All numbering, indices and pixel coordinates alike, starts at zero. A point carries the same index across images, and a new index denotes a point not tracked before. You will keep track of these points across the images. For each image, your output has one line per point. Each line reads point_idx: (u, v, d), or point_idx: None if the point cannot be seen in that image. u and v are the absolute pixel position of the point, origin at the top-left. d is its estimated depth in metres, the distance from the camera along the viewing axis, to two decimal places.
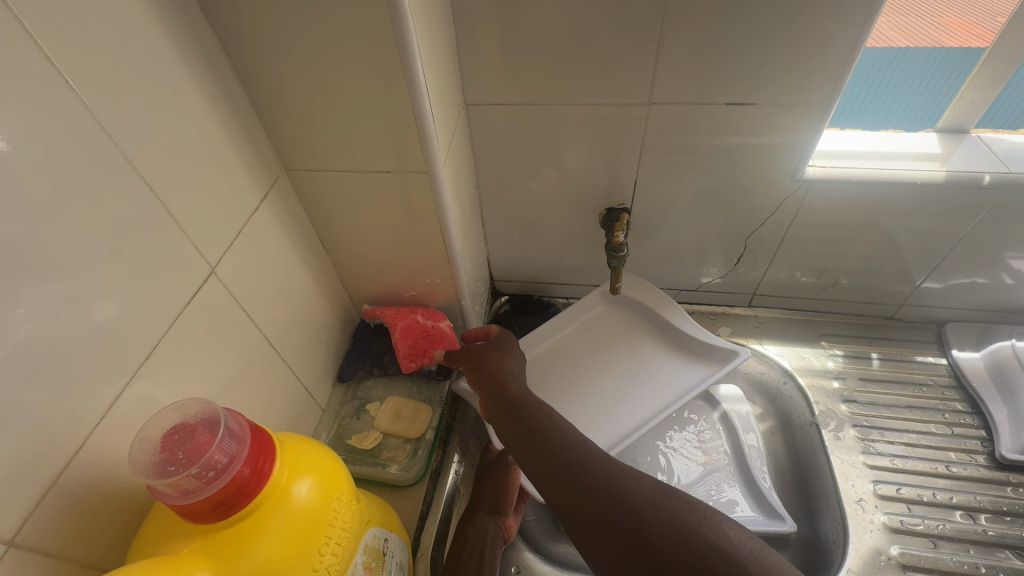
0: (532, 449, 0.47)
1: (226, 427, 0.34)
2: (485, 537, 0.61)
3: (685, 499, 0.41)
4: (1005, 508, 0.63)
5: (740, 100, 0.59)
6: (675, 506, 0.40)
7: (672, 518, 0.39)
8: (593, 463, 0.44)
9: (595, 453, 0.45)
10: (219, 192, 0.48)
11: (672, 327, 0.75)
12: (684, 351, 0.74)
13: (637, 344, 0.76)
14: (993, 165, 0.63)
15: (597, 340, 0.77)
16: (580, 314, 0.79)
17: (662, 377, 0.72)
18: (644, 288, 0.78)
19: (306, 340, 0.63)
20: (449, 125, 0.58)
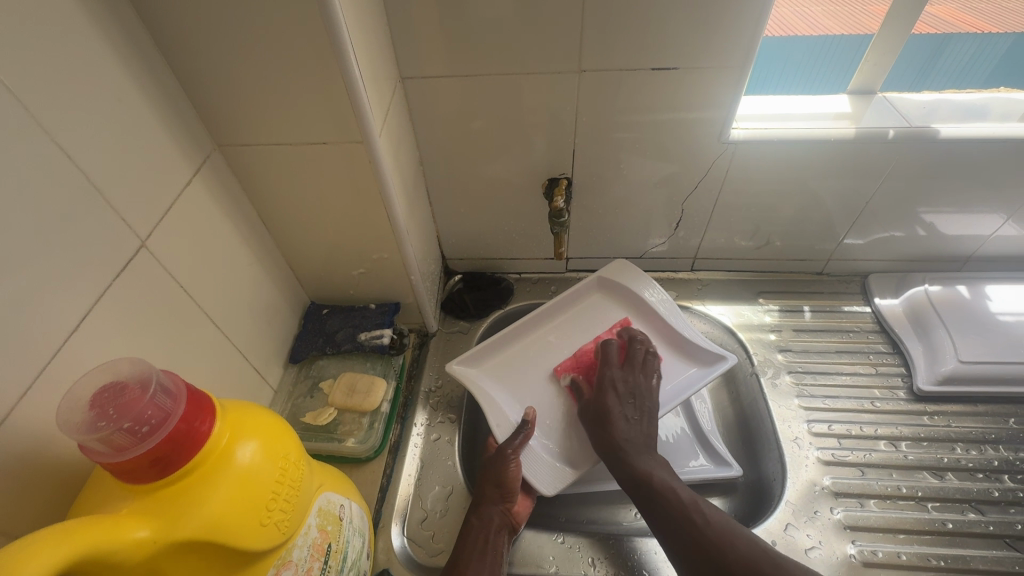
0: (639, 493, 0.57)
1: (159, 384, 0.35)
2: (490, 527, 0.59)
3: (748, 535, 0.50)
4: (922, 434, 0.69)
5: (666, 65, 0.62)
6: (743, 539, 0.49)
7: (748, 553, 0.48)
8: (676, 508, 0.54)
9: (682, 499, 0.54)
10: (146, 164, 0.46)
11: (667, 324, 0.74)
12: (676, 347, 0.73)
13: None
14: (896, 121, 0.68)
15: (588, 335, 0.76)
16: (575, 305, 0.79)
17: (656, 372, 0.71)
18: (638, 280, 0.78)
19: (251, 321, 0.62)
20: (384, 96, 0.59)
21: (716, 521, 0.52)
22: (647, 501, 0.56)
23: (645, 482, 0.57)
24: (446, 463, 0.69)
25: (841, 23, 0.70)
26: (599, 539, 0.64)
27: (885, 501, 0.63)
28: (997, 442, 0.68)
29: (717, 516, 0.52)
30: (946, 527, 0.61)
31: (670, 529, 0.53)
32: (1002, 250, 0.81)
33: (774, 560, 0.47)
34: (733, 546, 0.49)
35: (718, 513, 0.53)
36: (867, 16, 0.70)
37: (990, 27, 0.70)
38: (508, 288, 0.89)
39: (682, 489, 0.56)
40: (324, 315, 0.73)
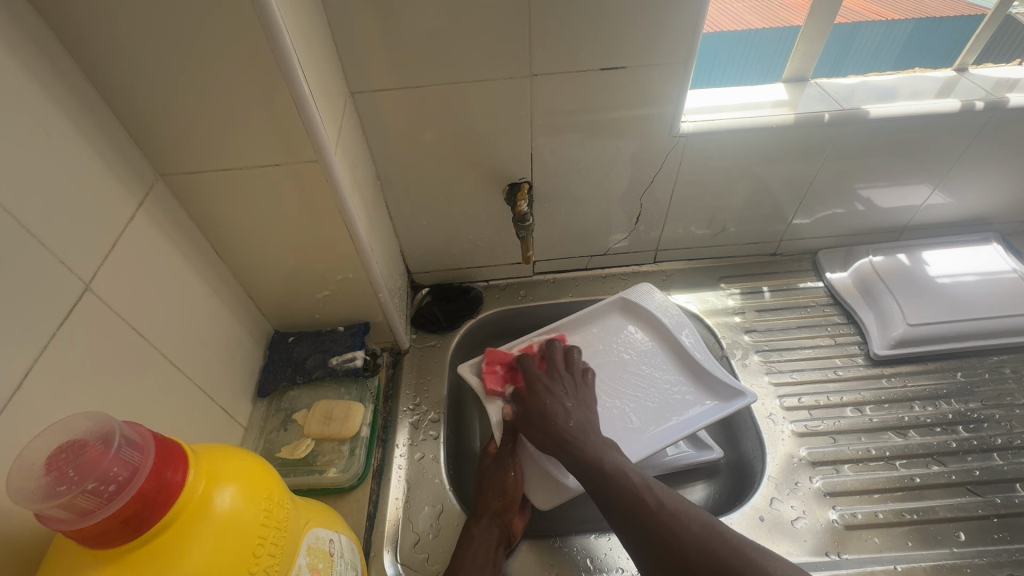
0: (590, 477, 0.57)
1: (124, 438, 0.32)
2: (490, 541, 0.59)
3: (700, 518, 0.51)
4: (883, 397, 0.73)
5: (615, 64, 0.63)
6: (695, 524, 0.50)
7: (703, 541, 0.48)
8: (627, 492, 0.54)
9: (634, 482, 0.54)
10: (84, 202, 0.43)
11: (690, 357, 0.74)
12: (695, 377, 0.73)
13: (645, 365, 0.75)
14: (830, 105, 0.72)
15: (615, 361, 0.76)
16: (598, 322, 0.80)
17: (677, 404, 0.71)
18: (664, 306, 0.79)
19: (212, 358, 0.58)
20: (336, 113, 0.57)
21: (669, 503, 0.52)
22: (596, 483, 0.56)
23: (595, 465, 0.57)
24: (434, 481, 0.67)
25: (761, 17, 0.73)
26: (594, 538, 0.64)
27: (859, 465, 0.66)
28: (949, 396, 0.72)
29: (670, 498, 0.53)
30: (915, 482, 0.64)
31: (623, 513, 0.53)
32: (931, 218, 0.87)
33: (727, 539, 0.48)
34: (689, 529, 0.49)
35: (671, 494, 0.54)
36: (785, 10, 0.74)
37: (892, 14, 0.76)
38: (477, 296, 0.88)
39: (635, 472, 0.56)
40: (290, 343, 0.70)
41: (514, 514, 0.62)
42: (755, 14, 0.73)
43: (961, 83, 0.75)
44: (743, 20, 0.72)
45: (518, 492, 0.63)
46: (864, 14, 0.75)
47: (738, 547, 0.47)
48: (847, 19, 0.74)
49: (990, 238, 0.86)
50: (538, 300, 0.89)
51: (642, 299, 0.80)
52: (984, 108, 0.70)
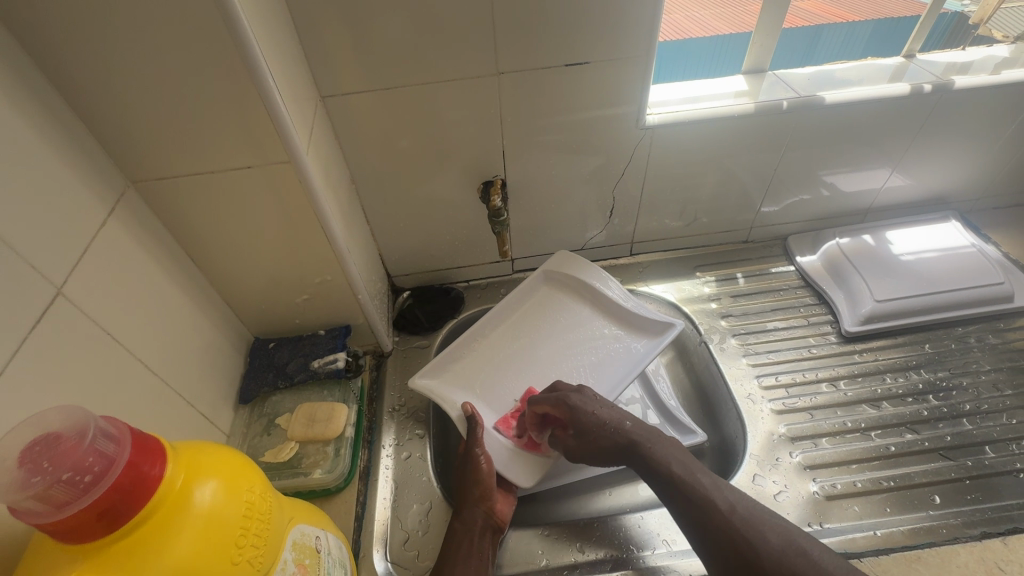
0: (659, 478, 0.58)
1: (98, 429, 0.32)
2: (473, 532, 0.59)
3: (778, 529, 0.50)
4: (856, 371, 0.75)
5: (578, 60, 0.65)
6: (768, 534, 0.50)
7: (785, 553, 0.48)
8: (700, 497, 0.54)
9: (705, 486, 0.55)
10: (53, 206, 0.43)
11: (616, 307, 0.79)
12: (625, 325, 0.78)
13: (578, 326, 0.79)
14: (787, 93, 0.75)
15: (546, 328, 0.79)
16: (528, 301, 0.82)
17: (614, 352, 0.75)
18: (585, 269, 0.82)
19: (191, 365, 0.58)
20: (307, 115, 0.58)
21: (741, 508, 0.53)
22: (670, 486, 0.57)
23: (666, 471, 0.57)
24: (422, 479, 0.67)
25: (728, 24, 0.79)
26: (584, 525, 0.65)
27: (837, 438, 0.68)
28: (918, 367, 0.75)
29: (742, 501, 0.53)
30: (890, 450, 0.66)
31: (696, 523, 0.53)
32: (892, 199, 0.90)
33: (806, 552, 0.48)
34: (768, 542, 0.49)
35: (742, 497, 0.54)
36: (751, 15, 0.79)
37: (850, 15, 0.82)
38: (458, 296, 0.89)
39: (702, 475, 0.56)
40: (271, 349, 0.70)
41: (494, 500, 0.62)
42: (721, 21, 0.79)
43: (911, 69, 0.79)
44: (710, 26, 0.79)
45: (490, 478, 0.63)
46: (823, 16, 0.82)
47: (817, 561, 0.47)
48: (810, 21, 0.81)
49: (948, 216, 0.90)
50: None
51: (573, 267, 0.82)
52: (932, 90, 0.74)
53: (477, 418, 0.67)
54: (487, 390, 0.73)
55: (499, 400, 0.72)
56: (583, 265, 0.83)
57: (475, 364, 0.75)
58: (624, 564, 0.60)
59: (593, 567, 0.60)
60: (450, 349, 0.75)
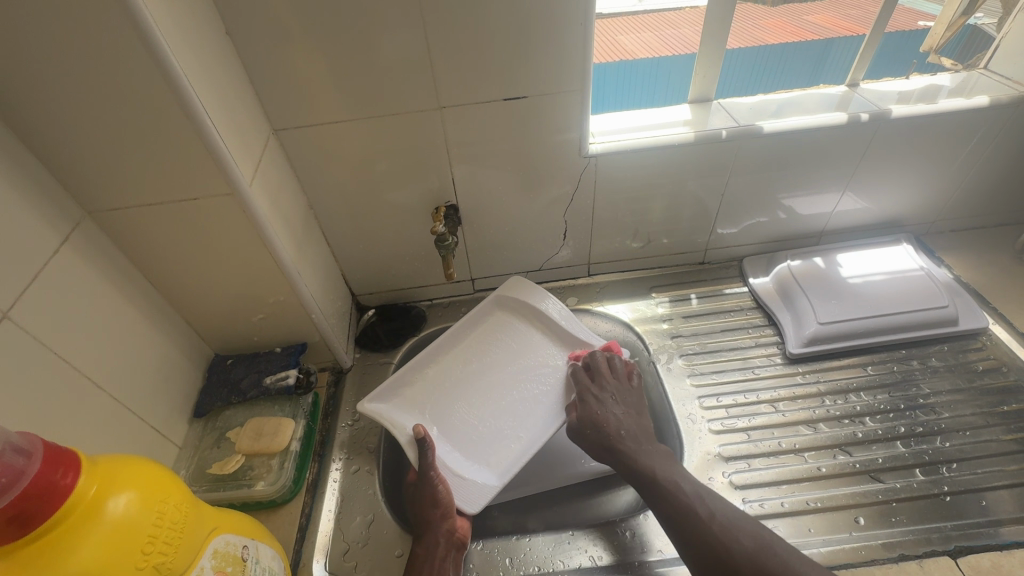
0: (648, 482, 0.62)
1: (12, 443, 0.36)
2: (435, 555, 0.61)
3: (751, 533, 0.56)
4: (797, 392, 0.76)
5: (516, 94, 0.69)
6: (744, 538, 0.55)
7: (761, 555, 0.54)
8: (680, 504, 0.59)
9: (687, 491, 0.60)
10: (5, 239, 0.47)
11: (571, 337, 0.80)
12: (578, 357, 0.79)
13: (529, 354, 0.80)
14: (728, 123, 0.78)
15: (502, 356, 0.80)
16: (483, 327, 0.84)
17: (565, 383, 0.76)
18: (541, 297, 0.84)
19: (144, 381, 0.62)
20: (255, 149, 0.62)
21: (719, 514, 0.58)
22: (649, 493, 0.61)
23: (648, 479, 0.62)
24: (368, 492, 0.70)
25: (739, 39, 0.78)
26: (514, 541, 0.68)
27: (770, 458, 0.69)
28: (858, 389, 0.76)
29: (721, 510, 0.58)
30: (821, 472, 0.67)
31: (672, 522, 0.59)
32: (846, 222, 0.92)
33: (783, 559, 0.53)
34: (741, 546, 0.55)
35: (722, 505, 0.59)
36: (761, 31, 0.80)
37: (862, 30, 0.80)
38: (418, 315, 0.92)
39: (686, 483, 0.61)
40: (228, 365, 0.74)
41: (455, 519, 0.63)
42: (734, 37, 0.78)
43: (854, 98, 0.81)
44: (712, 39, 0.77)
45: (449, 500, 0.63)
46: (836, 30, 0.81)
47: (786, 560, 0.53)
48: (819, 35, 0.81)
49: (901, 238, 0.92)
50: None
51: (532, 297, 0.84)
52: (869, 119, 0.76)
53: (429, 440, 0.65)
54: (434, 413, 0.74)
55: (446, 423, 0.73)
56: (543, 294, 0.84)
57: (429, 387, 0.76)
58: None
59: None
60: (402, 371, 0.77)
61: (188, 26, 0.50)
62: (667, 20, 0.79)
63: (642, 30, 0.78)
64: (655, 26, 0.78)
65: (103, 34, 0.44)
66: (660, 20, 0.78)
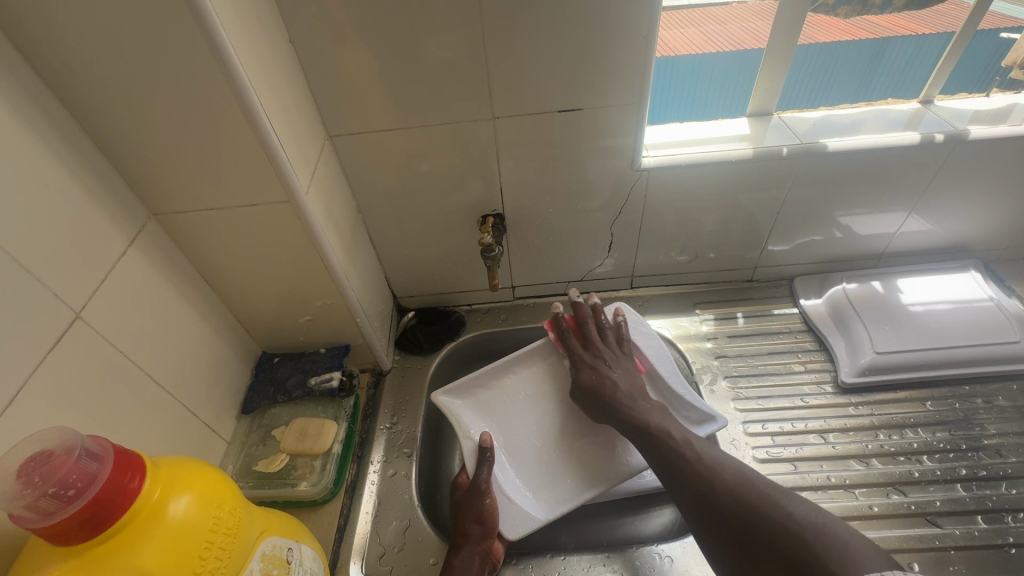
0: (642, 433, 0.65)
1: (84, 449, 0.37)
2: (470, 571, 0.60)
3: (733, 469, 0.57)
4: (849, 424, 0.73)
5: (570, 106, 0.68)
6: (724, 474, 0.56)
7: (743, 485, 0.54)
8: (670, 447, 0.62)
9: (676, 438, 0.62)
10: (80, 242, 0.49)
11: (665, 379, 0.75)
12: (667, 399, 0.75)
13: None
14: (790, 139, 0.74)
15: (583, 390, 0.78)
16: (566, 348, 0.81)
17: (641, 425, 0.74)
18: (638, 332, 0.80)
19: (197, 377, 0.64)
20: (312, 155, 0.63)
21: (706, 457, 0.59)
22: (643, 440, 0.64)
23: (646, 429, 0.64)
24: (404, 497, 0.71)
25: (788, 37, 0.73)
26: (550, 557, 0.67)
27: (817, 492, 0.67)
28: (916, 425, 0.72)
29: (708, 452, 0.60)
30: (873, 511, 0.64)
31: (668, 468, 0.60)
32: (908, 244, 0.87)
33: (763, 490, 0.53)
34: (720, 479, 0.56)
35: (711, 450, 0.61)
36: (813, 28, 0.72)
37: (923, 29, 0.74)
38: (458, 320, 0.93)
39: (676, 431, 0.63)
40: (275, 363, 0.76)
41: (493, 540, 0.64)
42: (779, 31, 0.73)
43: (926, 116, 0.76)
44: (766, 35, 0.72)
45: (495, 518, 0.64)
46: (894, 30, 0.73)
47: (767, 491, 0.53)
48: (874, 34, 0.73)
49: (968, 265, 0.86)
50: (517, 323, 0.93)
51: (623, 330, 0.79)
52: (944, 139, 0.72)
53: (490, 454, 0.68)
54: (504, 432, 0.76)
55: (510, 441, 0.75)
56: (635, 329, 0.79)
57: (502, 403, 0.78)
58: None
59: None
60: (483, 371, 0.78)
61: (255, 37, 0.51)
62: (712, 16, 0.73)
63: (686, 24, 0.72)
64: (699, 21, 0.72)
65: (178, 46, 0.45)
66: (705, 15, 0.73)
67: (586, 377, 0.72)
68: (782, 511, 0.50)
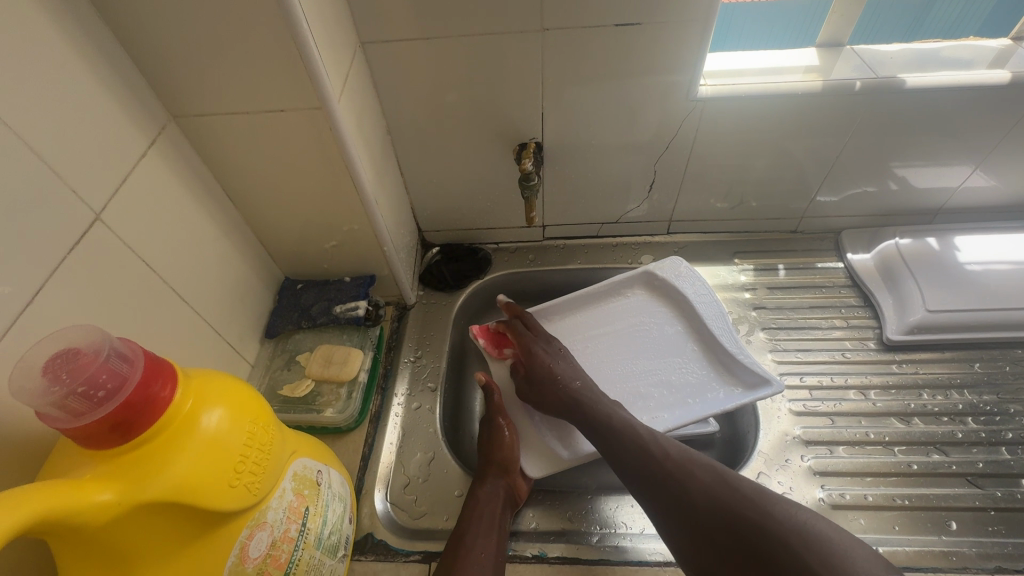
0: (603, 433, 0.60)
1: (113, 349, 0.35)
2: (497, 502, 0.59)
3: (705, 467, 0.53)
4: (891, 382, 0.71)
5: (630, 20, 0.61)
6: (697, 474, 0.53)
7: (722, 485, 0.51)
8: (636, 445, 0.57)
9: (642, 435, 0.58)
10: (97, 136, 0.45)
11: (720, 345, 0.71)
12: (720, 366, 0.71)
13: (662, 341, 0.75)
14: (863, 73, 0.67)
15: (630, 346, 0.75)
16: (616, 299, 0.79)
17: (688, 385, 0.70)
18: (692, 282, 0.77)
19: (221, 296, 0.62)
20: (343, 61, 0.57)
21: (674, 453, 0.56)
22: (608, 442, 0.59)
23: (610, 429, 0.60)
24: (428, 430, 0.70)
25: None
26: (575, 497, 0.66)
27: (854, 447, 0.65)
28: (961, 386, 0.70)
29: (675, 448, 0.56)
30: (912, 469, 0.63)
31: (639, 474, 0.56)
32: (970, 201, 0.81)
33: (734, 492, 0.50)
34: (698, 479, 0.52)
35: (677, 444, 0.57)
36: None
37: None
38: (485, 258, 0.89)
39: (641, 427, 0.59)
40: (298, 289, 0.74)
41: (516, 477, 0.63)
42: None
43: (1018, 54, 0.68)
44: None
45: (514, 453, 0.64)
46: None
47: (747, 493, 0.49)
48: None
49: None
50: (545, 265, 0.89)
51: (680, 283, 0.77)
52: None
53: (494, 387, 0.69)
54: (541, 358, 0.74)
55: None
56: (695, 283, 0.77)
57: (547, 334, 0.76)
58: (610, 539, 0.61)
59: (579, 536, 0.62)
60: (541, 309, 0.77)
61: None
62: None
63: None
64: None
65: None
66: None
67: (538, 379, 0.67)
68: (765, 512, 0.47)
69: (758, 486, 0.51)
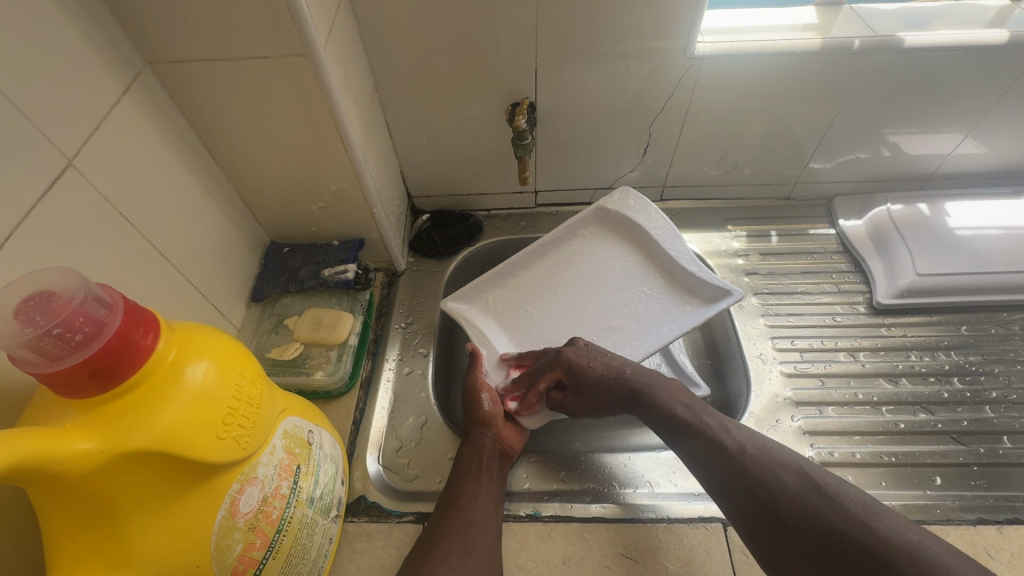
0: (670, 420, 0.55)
1: (90, 293, 0.33)
2: (480, 455, 0.59)
3: (791, 466, 0.47)
4: (879, 344, 0.71)
5: None
6: (781, 474, 0.47)
7: (817, 488, 0.45)
8: (708, 437, 0.52)
9: (713, 426, 0.53)
10: (67, 77, 0.42)
11: (676, 266, 0.72)
12: (674, 287, 0.72)
13: (626, 273, 0.74)
14: (862, 32, 0.66)
15: (589, 280, 0.74)
16: (574, 239, 0.76)
17: (652, 314, 0.70)
18: (645, 212, 0.75)
19: (204, 257, 0.59)
20: (327, 7, 0.54)
21: (752, 447, 0.50)
22: (676, 433, 0.55)
23: (675, 419, 0.55)
24: (420, 395, 0.69)
25: None
26: (568, 458, 0.66)
27: (843, 408, 0.66)
28: (948, 348, 0.71)
29: (754, 442, 0.50)
30: (899, 427, 0.64)
31: (711, 468, 0.51)
32: (962, 167, 0.81)
33: (830, 495, 0.44)
34: (780, 478, 0.46)
35: (751, 435, 0.52)
36: None
37: None
38: (476, 224, 0.87)
39: (711, 416, 0.54)
40: (285, 253, 0.72)
41: (503, 426, 0.63)
42: None
43: (1017, 14, 0.67)
44: None
45: (490, 406, 0.62)
46: None
47: (848, 501, 0.43)
48: None
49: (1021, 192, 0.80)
50: (537, 231, 0.88)
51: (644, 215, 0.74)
52: None
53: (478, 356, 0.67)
54: (504, 317, 0.73)
55: (512, 325, 0.72)
56: (644, 209, 0.75)
57: (503, 291, 0.74)
58: (602, 497, 0.61)
59: (571, 495, 0.62)
60: (502, 266, 0.74)
61: None
62: None
63: None
64: None
65: None
66: None
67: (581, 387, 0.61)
68: (873, 524, 0.40)
69: (861, 494, 0.44)
